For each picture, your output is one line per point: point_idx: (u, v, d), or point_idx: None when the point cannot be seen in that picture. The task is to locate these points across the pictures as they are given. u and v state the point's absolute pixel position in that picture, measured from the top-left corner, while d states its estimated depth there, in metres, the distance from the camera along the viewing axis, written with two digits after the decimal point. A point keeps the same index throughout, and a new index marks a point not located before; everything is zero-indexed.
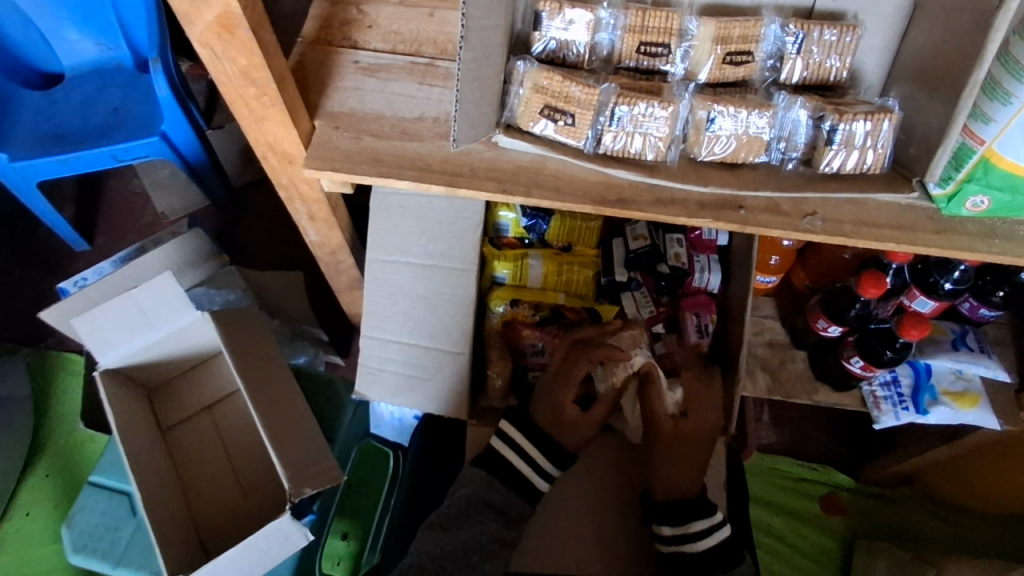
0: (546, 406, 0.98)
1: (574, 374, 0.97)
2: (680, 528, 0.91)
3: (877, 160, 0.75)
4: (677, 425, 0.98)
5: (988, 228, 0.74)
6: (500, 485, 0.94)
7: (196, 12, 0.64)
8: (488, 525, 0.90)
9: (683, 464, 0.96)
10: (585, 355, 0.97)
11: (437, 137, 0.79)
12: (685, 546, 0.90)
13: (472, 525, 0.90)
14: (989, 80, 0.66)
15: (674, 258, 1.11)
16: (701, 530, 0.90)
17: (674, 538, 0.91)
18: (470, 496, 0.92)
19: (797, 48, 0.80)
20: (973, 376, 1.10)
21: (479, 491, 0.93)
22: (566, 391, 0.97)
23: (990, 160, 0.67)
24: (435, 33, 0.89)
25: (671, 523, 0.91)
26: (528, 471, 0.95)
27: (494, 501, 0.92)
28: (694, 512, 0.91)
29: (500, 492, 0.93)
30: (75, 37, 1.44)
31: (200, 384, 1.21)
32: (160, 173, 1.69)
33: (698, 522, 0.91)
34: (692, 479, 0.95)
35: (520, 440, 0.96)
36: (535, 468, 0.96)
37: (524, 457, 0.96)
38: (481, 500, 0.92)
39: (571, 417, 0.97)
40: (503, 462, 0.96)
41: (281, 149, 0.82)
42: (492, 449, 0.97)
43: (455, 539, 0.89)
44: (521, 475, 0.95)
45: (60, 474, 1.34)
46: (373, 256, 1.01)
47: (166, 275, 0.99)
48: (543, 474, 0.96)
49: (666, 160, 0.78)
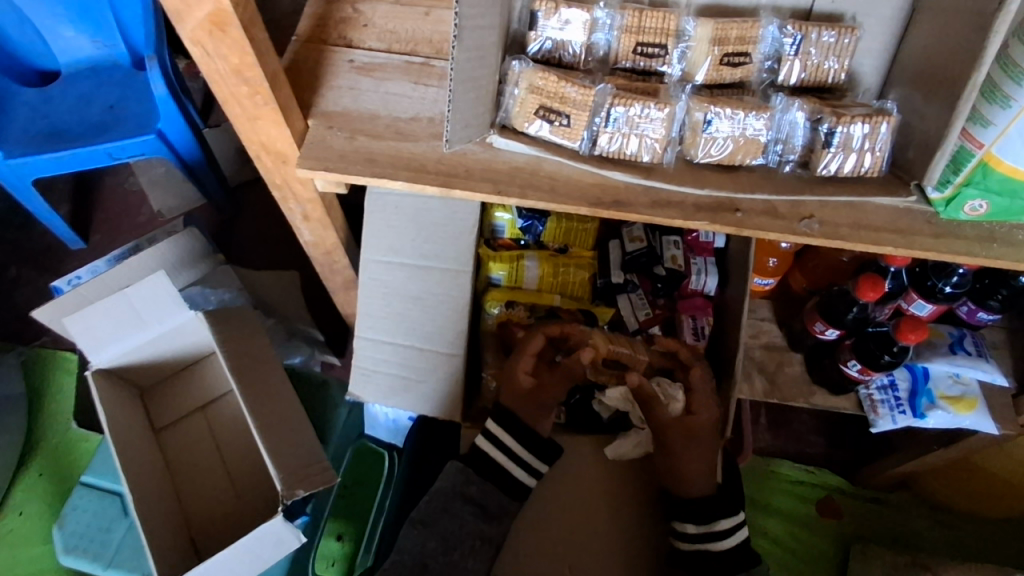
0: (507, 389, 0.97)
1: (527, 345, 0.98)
2: (704, 527, 0.91)
3: (875, 163, 0.74)
4: (685, 427, 0.96)
5: (986, 231, 0.74)
6: (479, 480, 0.93)
7: (188, 9, 0.63)
8: (465, 518, 0.90)
9: (689, 440, 0.95)
10: (544, 331, 1.00)
11: (432, 138, 0.79)
12: (708, 543, 0.91)
13: (450, 520, 0.90)
14: (988, 83, 0.66)
15: (671, 260, 1.10)
16: (725, 529, 0.91)
17: (697, 536, 0.91)
18: (446, 490, 0.92)
19: (795, 50, 0.79)
20: (971, 380, 1.09)
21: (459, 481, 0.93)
22: (520, 362, 0.98)
23: (989, 164, 0.66)
24: (431, 32, 0.89)
25: (696, 521, 0.91)
26: (507, 463, 0.94)
27: (474, 496, 0.92)
28: (718, 510, 0.92)
29: (476, 484, 0.93)
30: (70, 35, 1.43)
31: (192, 384, 1.20)
32: (156, 172, 1.68)
33: (722, 520, 0.91)
34: (702, 472, 0.94)
35: (501, 432, 0.95)
36: (518, 463, 0.94)
37: (509, 455, 0.94)
38: (458, 492, 0.92)
39: (527, 388, 0.97)
40: (491, 461, 0.95)
41: (275, 148, 0.81)
42: (480, 447, 0.95)
43: (435, 536, 0.89)
44: (500, 466, 0.94)
45: (52, 473, 1.33)
46: (368, 257, 1.00)
47: (159, 275, 0.99)
48: (523, 465, 0.95)
49: (663, 162, 0.77)
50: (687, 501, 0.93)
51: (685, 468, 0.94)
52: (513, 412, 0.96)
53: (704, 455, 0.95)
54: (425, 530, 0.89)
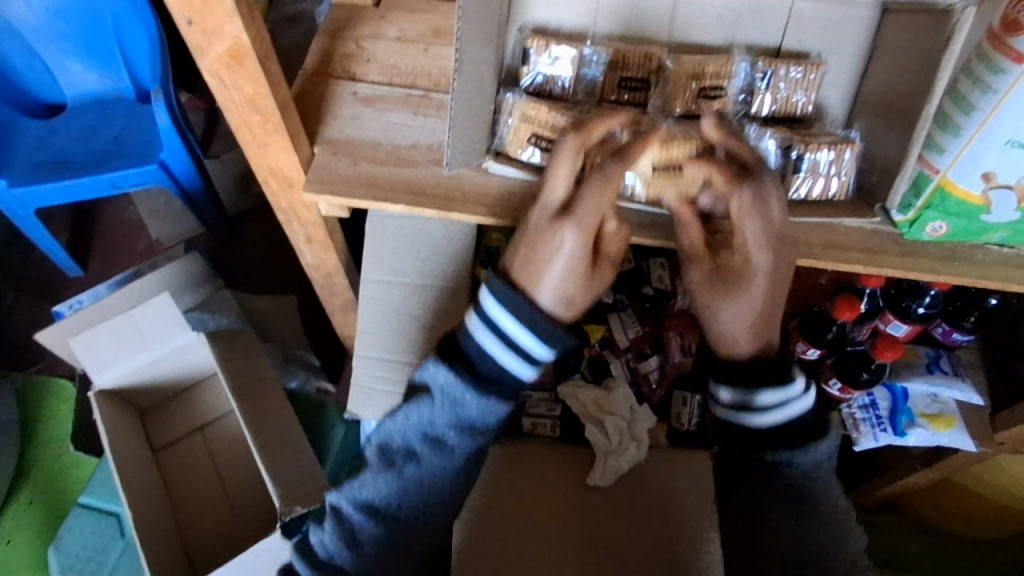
0: (524, 237, 0.73)
1: (552, 181, 0.72)
2: (743, 398, 0.81)
3: (842, 187, 0.80)
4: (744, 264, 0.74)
5: (949, 251, 0.79)
6: (473, 397, 0.75)
7: (207, 44, 0.68)
8: (453, 443, 0.77)
9: (755, 261, 0.73)
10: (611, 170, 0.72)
11: (431, 164, 0.84)
12: (743, 416, 0.82)
13: (441, 456, 0.77)
14: (940, 114, 0.71)
15: (657, 281, 1.13)
16: (769, 404, 0.80)
17: (733, 404, 0.82)
18: (438, 417, 0.75)
19: (765, 84, 0.84)
20: (949, 400, 1.15)
21: (447, 395, 0.75)
22: (551, 231, 0.71)
23: (945, 188, 0.72)
24: (429, 66, 0.95)
25: (733, 389, 0.82)
26: (502, 355, 0.73)
27: (465, 416, 0.75)
28: (766, 377, 0.80)
29: (472, 402, 0.75)
30: (78, 69, 1.49)
31: (192, 405, 1.23)
32: (157, 201, 1.73)
33: (766, 394, 0.80)
34: (754, 321, 0.76)
35: (492, 307, 0.73)
36: (512, 350, 0.73)
37: (502, 337, 0.73)
38: (453, 421, 0.76)
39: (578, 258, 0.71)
40: (477, 353, 0.74)
41: (281, 174, 0.86)
42: (467, 338, 0.75)
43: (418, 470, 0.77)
44: (493, 363, 0.74)
45: (45, 500, 1.34)
46: (369, 276, 1.05)
47: (165, 297, 1.06)
48: (528, 359, 0.73)
49: (647, 188, 0.82)
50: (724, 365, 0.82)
51: (729, 295, 0.75)
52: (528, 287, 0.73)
53: (771, 295, 0.75)
54: (408, 466, 0.77)
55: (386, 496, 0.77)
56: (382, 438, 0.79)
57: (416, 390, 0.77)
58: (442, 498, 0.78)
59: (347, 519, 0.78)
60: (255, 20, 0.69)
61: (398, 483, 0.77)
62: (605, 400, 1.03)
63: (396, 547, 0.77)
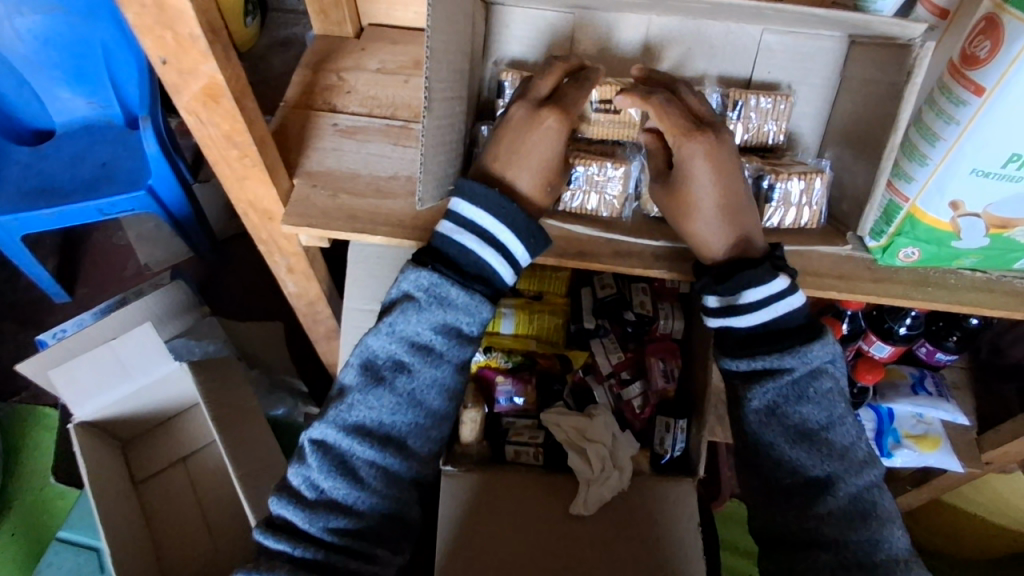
0: (507, 135, 0.73)
1: (539, 81, 0.75)
2: (728, 301, 0.73)
3: (813, 216, 0.81)
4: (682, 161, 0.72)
5: (922, 276, 0.80)
6: (458, 285, 0.71)
7: (183, 82, 0.68)
8: (442, 351, 0.74)
9: (688, 157, 0.71)
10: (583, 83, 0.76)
11: (409, 195, 0.84)
12: (731, 320, 0.74)
13: (429, 371, 0.73)
14: (907, 144, 0.73)
15: (639, 306, 1.13)
16: (754, 302, 0.72)
17: (721, 310, 0.74)
18: (425, 308, 0.72)
19: (737, 115, 0.84)
20: (933, 420, 1.15)
21: (434, 295, 0.72)
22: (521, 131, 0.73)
23: (915, 215, 0.73)
24: (410, 97, 0.96)
25: (718, 294, 0.74)
26: (478, 247, 0.71)
27: (452, 314, 0.72)
28: (744, 266, 0.73)
29: (458, 291, 0.71)
30: (67, 96, 1.48)
31: (175, 435, 1.22)
32: (146, 226, 1.72)
33: (751, 291, 0.72)
34: (718, 212, 0.73)
35: (466, 209, 0.72)
36: (489, 243, 0.71)
37: (477, 233, 0.71)
38: (442, 319, 0.72)
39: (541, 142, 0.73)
40: (448, 251, 0.72)
41: (261, 207, 0.86)
42: (438, 240, 0.73)
43: (402, 391, 0.73)
44: (471, 258, 0.72)
45: (25, 532, 1.32)
46: (351, 305, 1.05)
47: (146, 326, 1.05)
48: (510, 261, 0.73)
49: (622, 217, 0.83)
50: (707, 270, 0.76)
51: (690, 196, 0.73)
52: (502, 184, 0.74)
53: (722, 190, 0.72)
54: (399, 379, 0.73)
55: (377, 414, 0.73)
56: (365, 356, 0.75)
57: (395, 303, 0.74)
58: (436, 412, 0.76)
59: (335, 447, 0.73)
60: (231, 59, 0.70)
61: (387, 399, 0.73)
62: (586, 427, 1.03)
63: (391, 469, 0.74)
